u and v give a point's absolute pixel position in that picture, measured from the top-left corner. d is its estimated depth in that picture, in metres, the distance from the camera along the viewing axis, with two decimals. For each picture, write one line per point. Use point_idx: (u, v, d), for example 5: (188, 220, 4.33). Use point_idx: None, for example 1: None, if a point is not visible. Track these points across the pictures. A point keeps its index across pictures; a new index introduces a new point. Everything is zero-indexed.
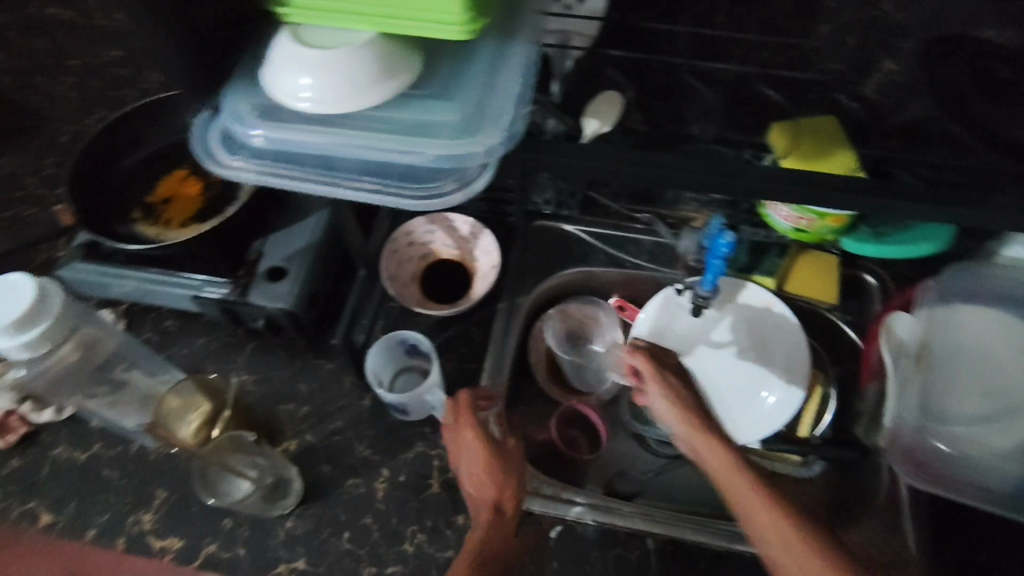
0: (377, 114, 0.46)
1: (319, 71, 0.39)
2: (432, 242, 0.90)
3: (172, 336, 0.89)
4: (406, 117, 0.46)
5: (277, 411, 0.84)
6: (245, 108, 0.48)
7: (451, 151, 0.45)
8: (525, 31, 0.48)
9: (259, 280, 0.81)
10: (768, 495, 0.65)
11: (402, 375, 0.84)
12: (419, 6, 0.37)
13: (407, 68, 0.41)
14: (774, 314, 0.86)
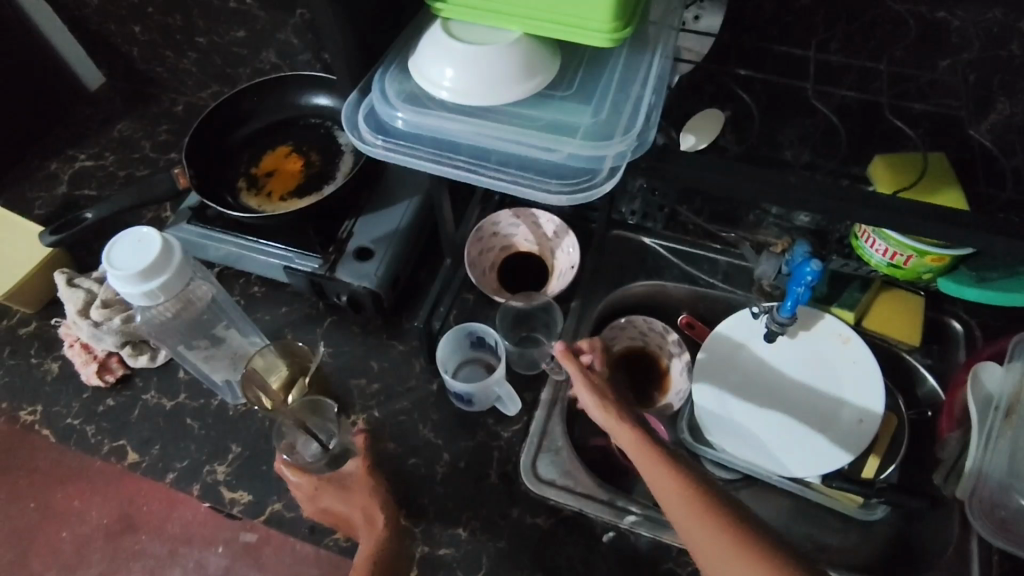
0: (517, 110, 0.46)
1: (464, 64, 0.41)
2: (514, 236, 0.93)
3: (258, 302, 0.94)
4: (543, 115, 0.47)
5: (349, 385, 0.87)
6: (393, 91, 0.49)
7: (585, 152, 0.46)
8: (659, 44, 0.49)
9: (347, 258, 0.86)
10: (696, 488, 0.59)
11: (466, 366, 0.86)
12: (568, 13, 0.39)
13: (547, 69, 0.43)
14: (850, 350, 0.86)
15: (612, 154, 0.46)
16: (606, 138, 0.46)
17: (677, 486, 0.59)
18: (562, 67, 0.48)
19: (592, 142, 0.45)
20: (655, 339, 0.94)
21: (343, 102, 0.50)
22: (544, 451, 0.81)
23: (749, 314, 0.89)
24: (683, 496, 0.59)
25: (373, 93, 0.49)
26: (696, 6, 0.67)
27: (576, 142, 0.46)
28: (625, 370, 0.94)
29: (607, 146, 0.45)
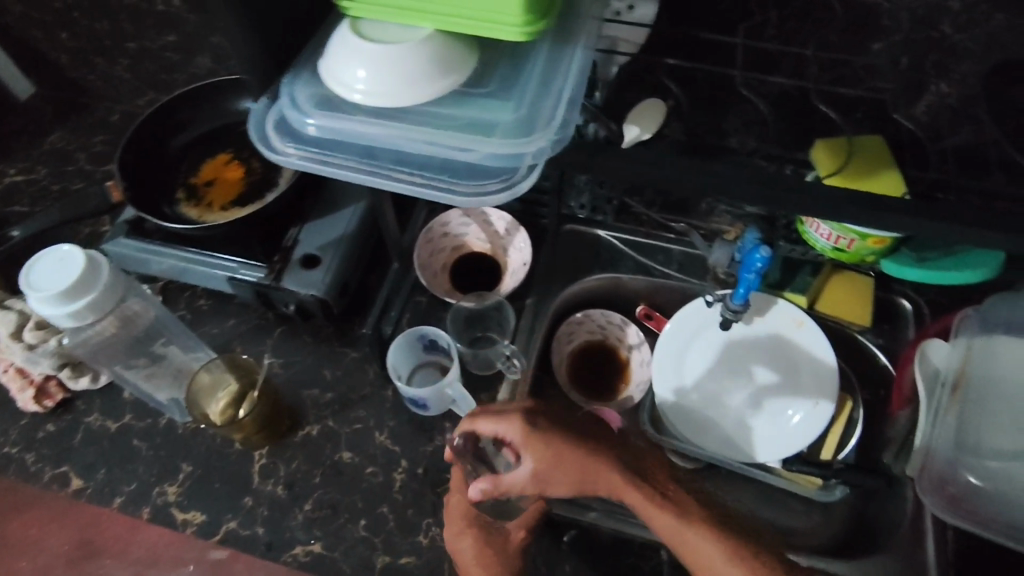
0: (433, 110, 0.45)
1: (376, 65, 0.40)
2: (465, 235, 0.92)
3: (206, 315, 0.91)
4: (460, 114, 0.45)
5: (302, 396, 0.85)
6: (304, 96, 0.48)
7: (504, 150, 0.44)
8: (582, 35, 0.47)
9: (293, 267, 0.83)
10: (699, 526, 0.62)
11: (419, 371, 0.84)
12: (478, 6, 0.38)
13: (461, 66, 0.41)
14: (802, 333, 0.87)
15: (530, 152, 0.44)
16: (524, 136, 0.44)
17: (680, 527, 0.62)
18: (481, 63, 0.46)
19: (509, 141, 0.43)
20: (614, 332, 0.94)
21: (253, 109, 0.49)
22: None
23: (703, 303, 0.89)
24: (689, 530, 0.62)
25: (282, 100, 0.48)
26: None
27: (495, 141, 0.44)
28: (585, 364, 0.94)
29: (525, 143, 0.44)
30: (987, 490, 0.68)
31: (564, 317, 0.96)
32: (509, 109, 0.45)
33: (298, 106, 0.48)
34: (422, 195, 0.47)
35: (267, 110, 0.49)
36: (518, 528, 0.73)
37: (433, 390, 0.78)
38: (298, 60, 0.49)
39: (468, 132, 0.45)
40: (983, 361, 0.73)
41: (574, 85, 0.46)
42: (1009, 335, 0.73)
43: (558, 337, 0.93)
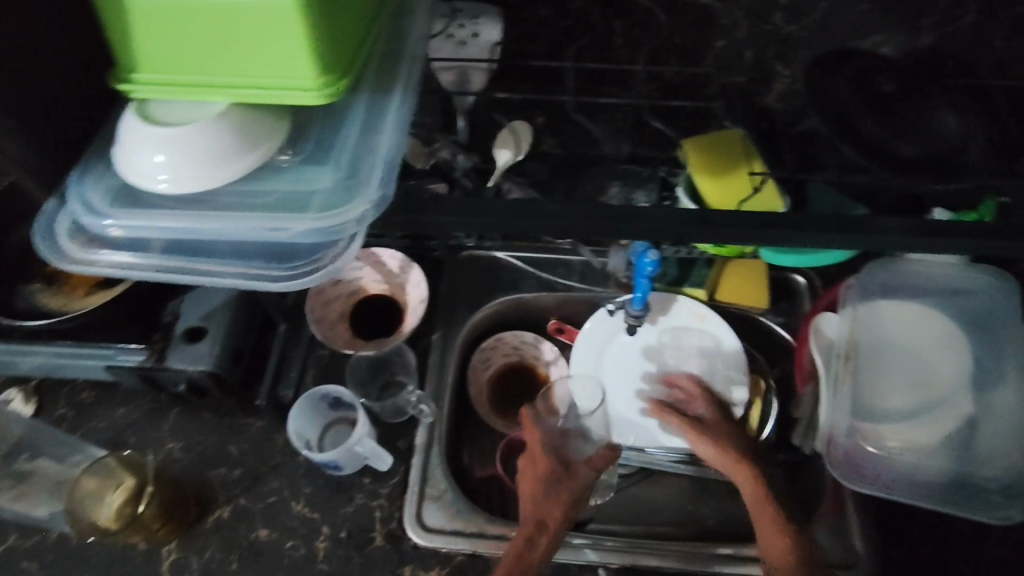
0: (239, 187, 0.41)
1: (173, 149, 0.36)
2: (359, 279, 0.88)
3: (89, 409, 0.83)
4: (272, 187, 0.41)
5: (208, 477, 0.79)
6: (98, 197, 0.44)
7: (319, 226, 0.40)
8: (403, 79, 0.44)
9: (176, 342, 0.77)
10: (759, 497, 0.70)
11: (330, 430, 0.81)
12: (271, 73, 0.35)
13: (273, 134, 0.38)
14: (708, 326, 0.87)
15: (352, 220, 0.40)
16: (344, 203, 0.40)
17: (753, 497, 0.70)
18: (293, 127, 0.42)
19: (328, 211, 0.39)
20: (530, 351, 0.93)
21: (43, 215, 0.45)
22: (430, 500, 0.78)
23: (606, 312, 0.89)
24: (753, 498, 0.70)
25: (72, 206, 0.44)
26: (472, 24, 0.66)
27: (309, 216, 0.40)
28: (505, 387, 0.93)
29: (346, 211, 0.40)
30: (886, 457, 0.69)
31: (476, 343, 0.94)
32: (321, 175, 0.41)
33: (92, 208, 0.44)
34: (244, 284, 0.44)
35: (61, 213, 0.45)
36: (589, 468, 0.74)
37: (342, 450, 0.74)
38: (88, 153, 0.45)
39: (278, 208, 0.40)
40: (869, 327, 0.76)
41: (395, 137, 0.42)
42: (886, 298, 0.76)
43: (474, 365, 0.91)
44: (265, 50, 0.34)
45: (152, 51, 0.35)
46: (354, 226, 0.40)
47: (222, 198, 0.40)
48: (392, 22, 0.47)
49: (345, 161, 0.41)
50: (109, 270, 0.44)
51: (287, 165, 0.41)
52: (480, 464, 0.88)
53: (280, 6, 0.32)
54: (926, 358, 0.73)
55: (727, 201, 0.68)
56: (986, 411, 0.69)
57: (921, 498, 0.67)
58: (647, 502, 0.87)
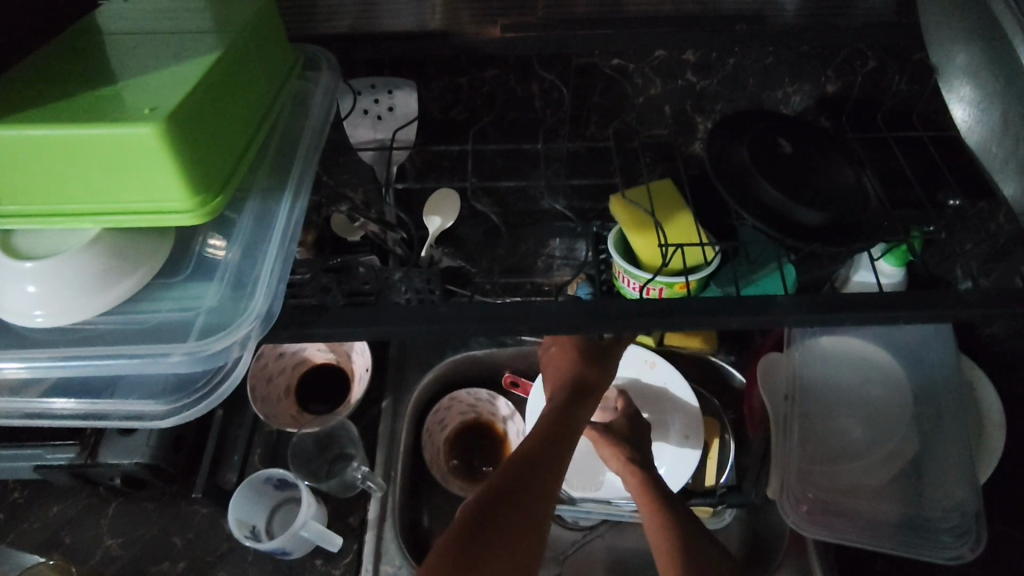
0: (116, 316, 0.38)
1: (41, 286, 0.35)
2: (303, 350, 0.86)
3: (22, 510, 0.80)
4: (152, 313, 0.38)
5: (150, 573, 0.76)
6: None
7: (201, 355, 0.37)
8: (293, 183, 0.44)
9: (110, 435, 0.74)
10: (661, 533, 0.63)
11: (278, 513, 0.78)
12: (139, 197, 0.34)
13: (152, 255, 0.37)
14: (658, 372, 0.86)
15: (235, 343, 0.37)
16: (227, 324, 0.38)
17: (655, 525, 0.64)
18: (178, 244, 0.41)
19: (209, 334, 0.37)
20: (486, 407, 0.92)
21: None
22: None
23: None
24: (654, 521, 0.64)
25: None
26: (387, 96, 0.63)
27: (189, 343, 0.37)
28: (462, 448, 0.91)
29: (226, 334, 0.37)
30: (833, 501, 0.69)
31: (428, 405, 0.92)
32: (206, 298, 0.39)
33: None
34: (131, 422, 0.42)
35: None
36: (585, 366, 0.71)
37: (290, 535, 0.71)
38: None
39: (158, 337, 0.38)
40: (813, 366, 0.75)
41: (284, 248, 0.41)
42: (826, 336, 0.76)
43: (427, 426, 0.88)
44: (129, 176, 0.33)
45: (12, 184, 0.33)
46: (238, 352, 0.37)
47: (99, 326, 0.38)
48: (284, 125, 0.47)
49: (231, 275, 0.40)
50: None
51: (170, 288, 0.39)
52: (439, 530, 0.85)
53: (137, 137, 0.32)
54: (865, 393, 0.74)
55: (652, 265, 0.67)
56: (926, 448, 0.71)
57: (875, 542, 0.66)
58: (615, 554, 0.85)
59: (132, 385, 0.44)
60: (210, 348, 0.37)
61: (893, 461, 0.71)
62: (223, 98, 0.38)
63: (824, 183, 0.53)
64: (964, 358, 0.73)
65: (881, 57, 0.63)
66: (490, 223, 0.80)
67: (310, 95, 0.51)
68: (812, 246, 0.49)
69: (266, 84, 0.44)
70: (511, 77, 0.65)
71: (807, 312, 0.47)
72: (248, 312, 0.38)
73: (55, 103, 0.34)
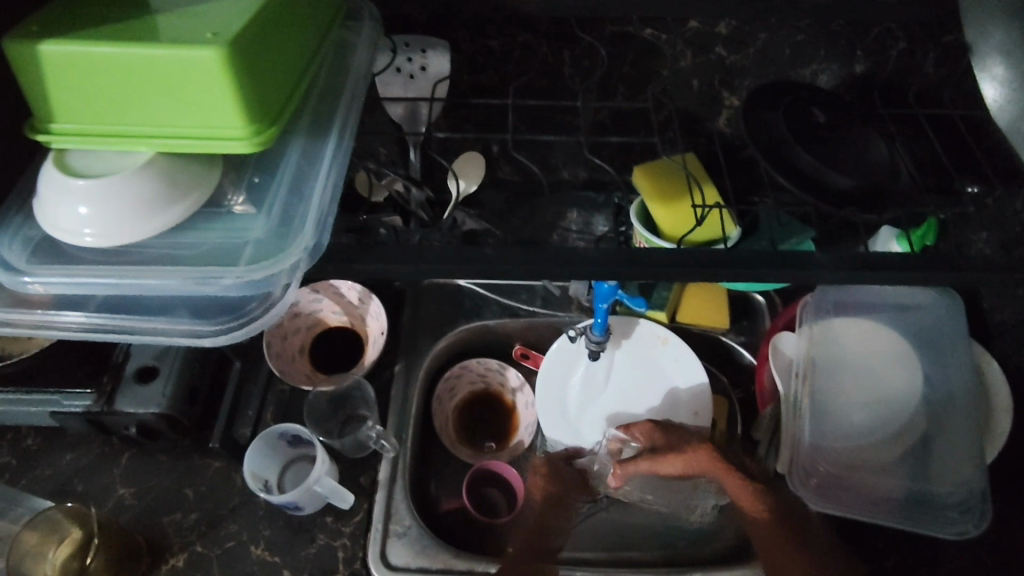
0: (165, 240, 0.39)
1: (94, 205, 0.35)
2: (318, 311, 0.87)
3: (34, 457, 0.80)
4: (199, 240, 0.39)
5: (162, 523, 0.77)
6: (14, 249, 0.40)
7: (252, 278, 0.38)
8: (337, 128, 0.45)
9: (127, 383, 0.75)
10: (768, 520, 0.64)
11: (290, 469, 0.79)
12: (195, 124, 0.34)
13: (202, 182, 0.37)
14: (670, 348, 0.88)
15: (285, 271, 0.38)
16: (278, 251, 0.38)
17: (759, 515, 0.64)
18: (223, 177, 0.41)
19: (259, 261, 0.38)
20: (495, 377, 0.92)
21: None
22: (393, 537, 0.76)
23: (567, 339, 0.87)
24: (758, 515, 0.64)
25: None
26: (420, 56, 0.64)
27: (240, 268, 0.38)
28: (471, 417, 0.92)
29: (278, 261, 0.38)
30: (845, 475, 0.71)
31: (439, 372, 0.92)
32: (255, 225, 0.40)
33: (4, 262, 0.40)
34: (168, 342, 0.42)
35: None
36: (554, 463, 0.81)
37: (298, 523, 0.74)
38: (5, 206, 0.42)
39: (209, 261, 0.38)
40: (826, 345, 0.77)
41: (332, 184, 0.42)
42: (840, 316, 0.78)
43: (437, 394, 0.89)
44: (189, 100, 0.34)
45: (72, 102, 0.34)
46: (287, 278, 0.38)
47: (143, 248, 0.38)
48: (327, 69, 0.48)
49: (278, 206, 0.41)
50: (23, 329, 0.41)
51: (218, 214, 0.40)
52: (447, 495, 0.86)
53: (201, 59, 0.32)
54: (877, 372, 0.75)
55: (683, 229, 0.67)
56: (936, 426, 0.72)
57: (883, 516, 0.68)
58: (619, 524, 0.86)
59: (174, 306, 0.44)
60: (261, 273, 0.38)
61: (903, 439, 0.72)
62: (277, 31, 0.38)
63: (856, 154, 0.54)
64: (974, 344, 0.76)
65: (910, 38, 0.64)
66: (512, 190, 0.80)
67: (351, 46, 0.51)
68: (844, 211, 0.50)
69: (313, 26, 0.45)
70: (545, 42, 0.66)
71: (835, 279, 0.48)
72: (297, 241, 0.39)
73: (112, 24, 0.34)
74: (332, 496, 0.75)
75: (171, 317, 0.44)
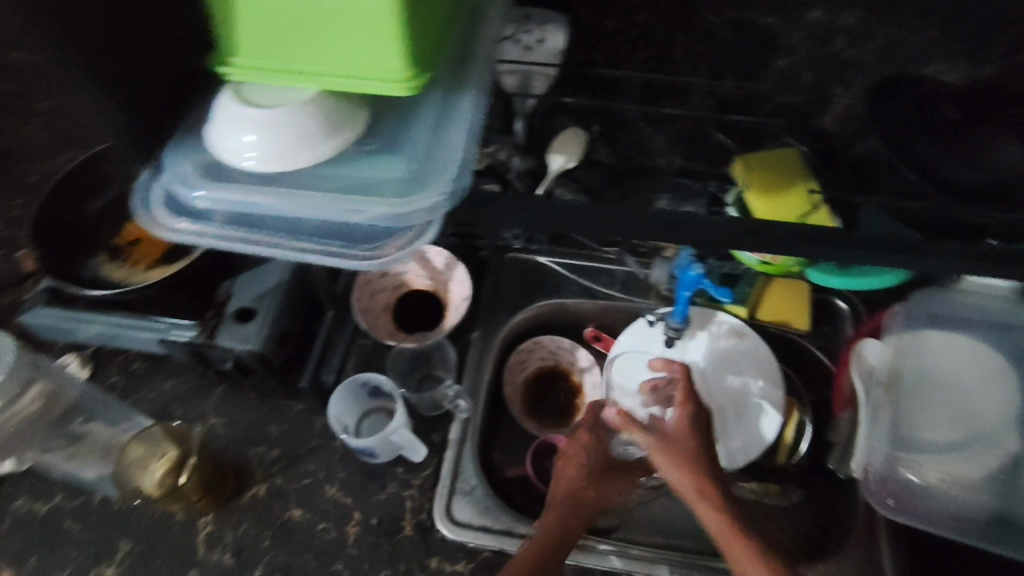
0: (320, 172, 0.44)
1: (260, 134, 0.39)
2: (404, 273, 0.90)
3: (139, 379, 0.87)
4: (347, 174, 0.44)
5: (247, 454, 0.82)
6: (190, 169, 0.47)
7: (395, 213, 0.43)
8: (475, 79, 0.47)
9: (228, 320, 0.80)
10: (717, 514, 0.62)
11: (368, 418, 0.83)
12: (358, 66, 0.37)
13: (353, 122, 0.41)
14: (747, 344, 0.87)
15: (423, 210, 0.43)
16: (418, 191, 0.43)
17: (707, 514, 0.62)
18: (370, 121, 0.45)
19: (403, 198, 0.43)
20: (566, 356, 0.93)
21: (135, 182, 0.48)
22: (459, 494, 0.79)
23: (645, 323, 0.89)
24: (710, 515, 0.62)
25: (165, 177, 0.48)
26: (538, 31, 0.68)
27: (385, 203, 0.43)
28: (539, 391, 0.93)
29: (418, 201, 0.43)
30: (923, 486, 0.70)
31: (512, 345, 0.95)
32: (397, 165, 0.44)
33: (187, 181, 0.47)
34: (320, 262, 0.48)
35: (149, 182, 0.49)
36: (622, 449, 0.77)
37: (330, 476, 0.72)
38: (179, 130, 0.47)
39: (358, 194, 0.43)
40: (912, 356, 0.75)
41: (468, 133, 0.45)
42: (933, 329, 0.76)
43: (509, 365, 0.91)
44: (360, 45, 0.36)
45: (252, 37, 0.37)
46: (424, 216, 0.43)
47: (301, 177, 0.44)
48: (468, 19, 0.49)
49: (418, 152, 0.44)
50: (200, 239, 0.48)
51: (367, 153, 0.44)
52: (510, 463, 0.88)
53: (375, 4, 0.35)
54: (968, 389, 0.73)
55: (807, 207, 0.66)
56: None
57: (955, 531, 0.67)
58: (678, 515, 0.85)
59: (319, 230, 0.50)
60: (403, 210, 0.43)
61: (991, 460, 0.69)
62: None
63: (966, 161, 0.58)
64: None
65: None
66: None
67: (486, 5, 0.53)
68: None
69: None
70: None
71: None
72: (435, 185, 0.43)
73: None
74: (408, 446, 0.79)
75: (319, 239, 0.50)
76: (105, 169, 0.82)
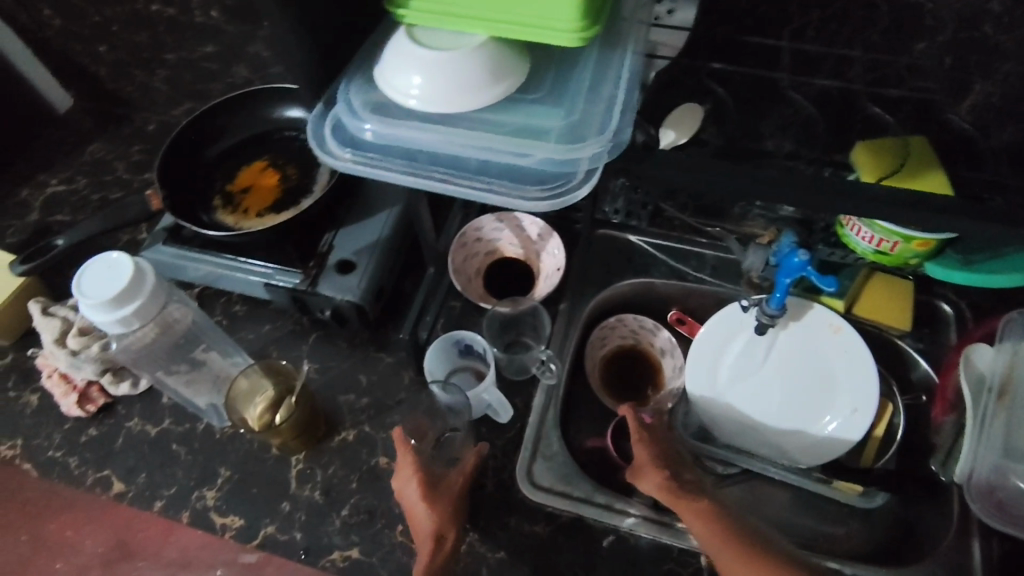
0: (489, 116, 0.49)
1: (432, 73, 0.43)
2: (498, 240, 0.91)
3: (241, 320, 0.92)
4: (513, 121, 0.49)
5: (338, 401, 0.85)
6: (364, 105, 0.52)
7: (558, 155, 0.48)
8: (628, 44, 0.52)
9: (328, 271, 0.83)
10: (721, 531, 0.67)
11: (455, 375, 0.85)
12: (536, 17, 0.40)
13: (517, 71, 0.45)
14: (841, 339, 0.84)
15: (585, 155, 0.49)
16: (580, 139, 0.48)
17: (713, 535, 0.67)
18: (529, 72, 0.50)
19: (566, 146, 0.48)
20: (647, 337, 0.93)
21: (312, 115, 0.53)
22: (540, 458, 0.80)
23: (738, 307, 0.86)
24: (716, 536, 0.67)
25: (342, 108, 0.52)
26: (670, 0, 0.67)
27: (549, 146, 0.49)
28: (618, 368, 0.93)
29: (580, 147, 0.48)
30: None
31: (596, 321, 0.95)
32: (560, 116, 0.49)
33: (360, 113, 0.52)
34: (474, 197, 0.51)
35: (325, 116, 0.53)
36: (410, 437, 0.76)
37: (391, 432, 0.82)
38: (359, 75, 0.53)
39: (525, 135, 0.49)
40: None
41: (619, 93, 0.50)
42: None
43: (591, 341, 0.92)
44: None
45: None
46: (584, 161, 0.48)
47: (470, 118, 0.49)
48: None
49: (578, 105, 0.49)
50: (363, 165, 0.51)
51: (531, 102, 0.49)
52: (588, 436, 0.89)
53: None
54: None
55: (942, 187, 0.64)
56: None
57: None
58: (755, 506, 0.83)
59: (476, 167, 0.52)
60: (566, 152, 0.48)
61: None
62: None
63: None
64: None
65: None
66: None
67: None
68: None
69: None
70: None
71: None
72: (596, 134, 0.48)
73: None
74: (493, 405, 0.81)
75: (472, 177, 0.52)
76: (223, 118, 0.93)
